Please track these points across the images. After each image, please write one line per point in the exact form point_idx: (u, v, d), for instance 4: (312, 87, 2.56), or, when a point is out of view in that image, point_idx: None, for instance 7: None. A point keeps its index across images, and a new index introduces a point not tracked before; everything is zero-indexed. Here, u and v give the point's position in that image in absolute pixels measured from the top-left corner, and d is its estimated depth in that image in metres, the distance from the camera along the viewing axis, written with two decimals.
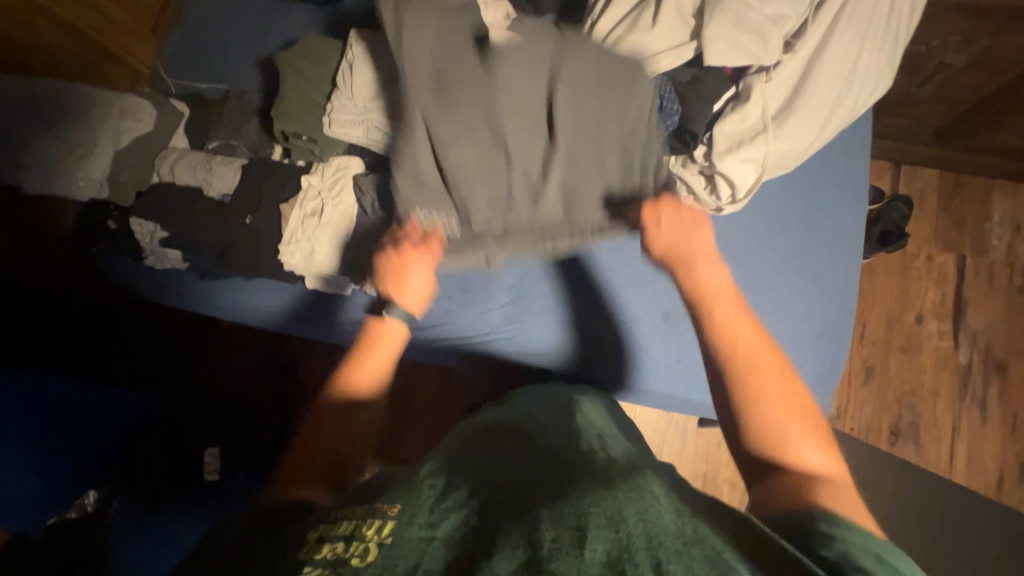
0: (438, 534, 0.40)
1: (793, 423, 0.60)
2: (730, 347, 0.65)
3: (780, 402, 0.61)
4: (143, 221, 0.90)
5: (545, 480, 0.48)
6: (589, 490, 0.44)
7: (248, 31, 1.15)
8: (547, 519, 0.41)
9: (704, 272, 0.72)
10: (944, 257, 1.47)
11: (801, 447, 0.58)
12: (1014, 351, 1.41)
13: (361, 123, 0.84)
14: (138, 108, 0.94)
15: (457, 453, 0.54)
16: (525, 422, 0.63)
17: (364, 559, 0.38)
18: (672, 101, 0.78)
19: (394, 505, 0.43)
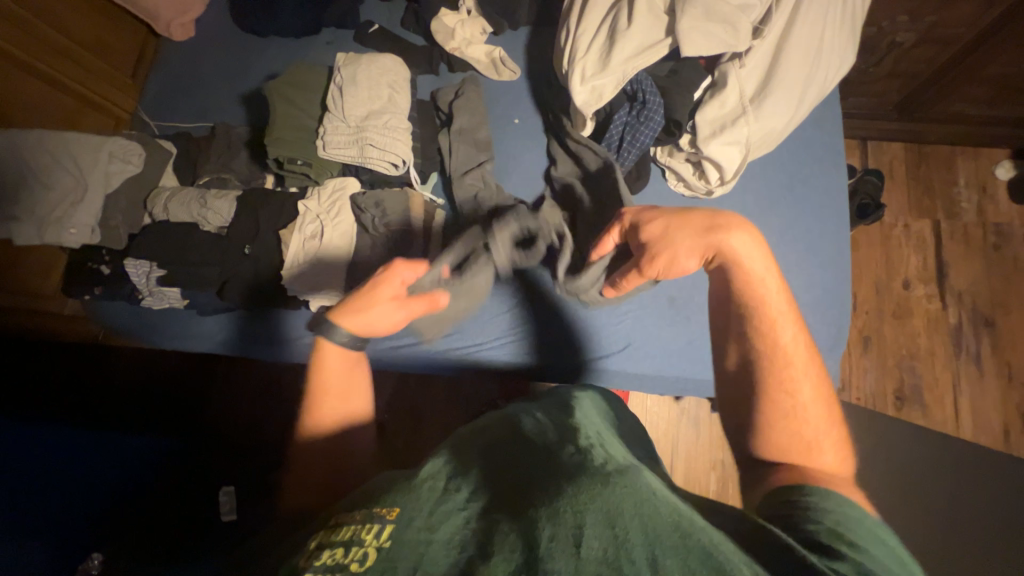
0: (437, 536, 0.40)
1: (819, 428, 0.55)
2: (775, 345, 0.57)
3: (820, 409, 0.55)
4: (138, 261, 0.93)
5: (541, 475, 0.45)
6: (583, 482, 0.41)
7: (229, 67, 1.18)
8: (540, 522, 0.39)
9: (750, 263, 0.59)
10: (921, 224, 1.51)
11: (819, 456, 0.53)
12: (1001, 305, 1.45)
13: (356, 142, 0.86)
14: (126, 151, 0.96)
15: (466, 451, 0.53)
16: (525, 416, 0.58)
17: (361, 565, 0.39)
18: (655, 95, 0.82)
19: (393, 508, 0.44)
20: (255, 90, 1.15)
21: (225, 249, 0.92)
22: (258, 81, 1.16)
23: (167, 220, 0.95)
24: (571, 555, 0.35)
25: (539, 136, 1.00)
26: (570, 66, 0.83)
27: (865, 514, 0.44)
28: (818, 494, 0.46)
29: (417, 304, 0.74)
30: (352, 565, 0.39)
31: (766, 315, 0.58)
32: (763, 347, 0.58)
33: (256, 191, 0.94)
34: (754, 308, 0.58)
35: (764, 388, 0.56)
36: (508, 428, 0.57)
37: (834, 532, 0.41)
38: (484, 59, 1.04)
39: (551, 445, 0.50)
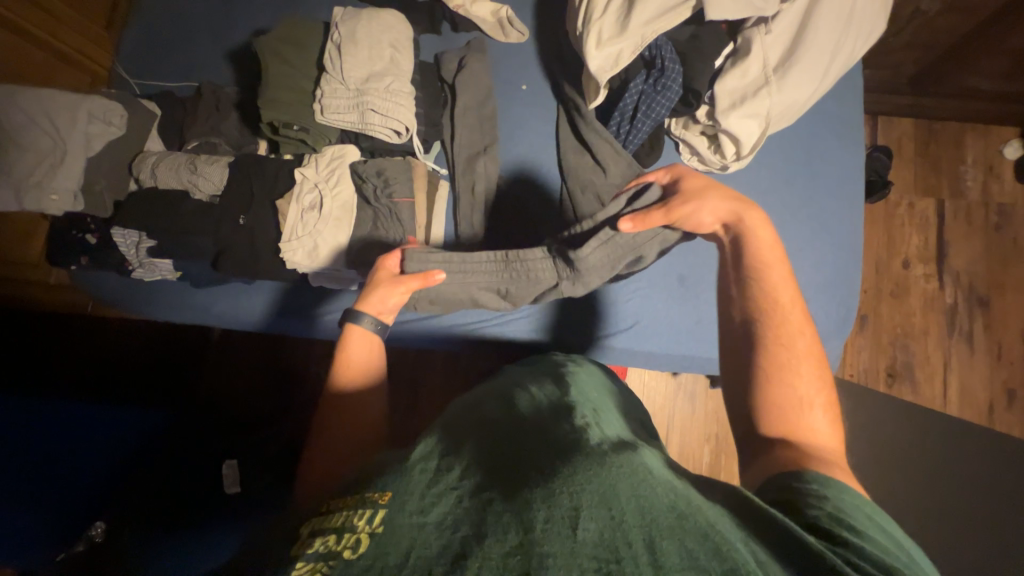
0: (430, 519, 0.37)
1: (818, 397, 0.52)
2: (763, 304, 0.56)
3: (814, 374, 0.53)
4: (126, 230, 0.89)
5: (533, 454, 0.43)
6: (579, 462, 0.39)
7: (213, 21, 1.09)
8: (534, 506, 0.36)
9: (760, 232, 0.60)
10: (925, 202, 1.50)
11: (810, 416, 0.51)
12: (996, 286, 1.46)
13: (356, 107, 0.81)
14: (107, 110, 0.90)
15: (454, 429, 0.49)
16: (518, 393, 0.55)
17: (355, 552, 0.36)
18: (675, 62, 0.78)
19: (387, 492, 0.40)
20: (242, 47, 1.07)
21: (218, 219, 0.88)
22: (245, 37, 1.08)
23: (155, 186, 0.90)
24: (567, 539, 0.33)
25: (548, 106, 0.95)
26: (585, 27, 0.78)
27: (862, 500, 0.41)
28: (814, 479, 0.43)
29: (413, 278, 0.71)
30: (346, 552, 0.36)
31: (765, 269, 0.58)
32: (763, 302, 0.57)
33: (249, 158, 0.89)
34: (756, 262, 0.59)
35: (765, 337, 0.55)
36: (499, 403, 0.54)
37: (846, 526, 0.38)
38: (490, 19, 0.96)
39: (545, 424, 0.47)
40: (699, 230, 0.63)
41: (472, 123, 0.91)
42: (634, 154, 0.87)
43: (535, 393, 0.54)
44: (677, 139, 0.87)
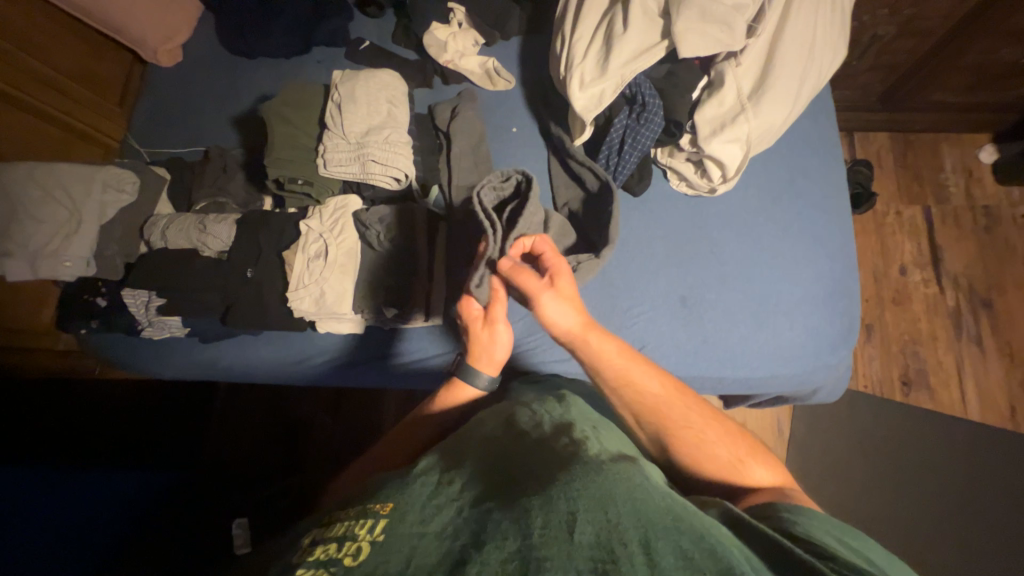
0: (429, 529, 0.41)
1: (739, 445, 0.64)
2: (642, 404, 0.65)
3: (723, 432, 0.65)
4: (134, 291, 0.91)
5: (535, 468, 0.47)
6: (577, 471, 0.43)
7: (219, 91, 1.17)
8: (534, 512, 0.40)
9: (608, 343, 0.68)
10: (912, 210, 1.54)
11: (746, 468, 0.62)
12: (996, 286, 1.47)
13: (358, 159, 0.85)
14: (120, 179, 0.95)
15: (459, 447, 0.54)
16: (518, 410, 0.59)
17: (356, 559, 0.39)
18: (654, 97, 0.83)
19: (386, 503, 0.44)
20: (247, 111, 1.14)
21: (226, 274, 0.90)
22: (249, 103, 1.15)
23: (165, 247, 0.93)
24: (564, 543, 0.37)
25: (537, 144, 1.00)
26: (568, 71, 0.84)
27: (832, 524, 0.48)
28: (790, 509, 0.50)
29: (495, 306, 0.73)
30: (346, 559, 0.39)
31: (630, 382, 0.66)
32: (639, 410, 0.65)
33: (256, 214, 0.92)
34: (613, 373, 0.67)
35: (672, 440, 0.64)
36: (500, 420, 0.58)
37: (814, 540, 0.44)
38: (478, 70, 1.04)
39: (544, 437, 0.52)
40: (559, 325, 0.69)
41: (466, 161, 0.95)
42: (625, 183, 0.91)
43: (535, 409, 0.59)
44: (664, 166, 0.90)
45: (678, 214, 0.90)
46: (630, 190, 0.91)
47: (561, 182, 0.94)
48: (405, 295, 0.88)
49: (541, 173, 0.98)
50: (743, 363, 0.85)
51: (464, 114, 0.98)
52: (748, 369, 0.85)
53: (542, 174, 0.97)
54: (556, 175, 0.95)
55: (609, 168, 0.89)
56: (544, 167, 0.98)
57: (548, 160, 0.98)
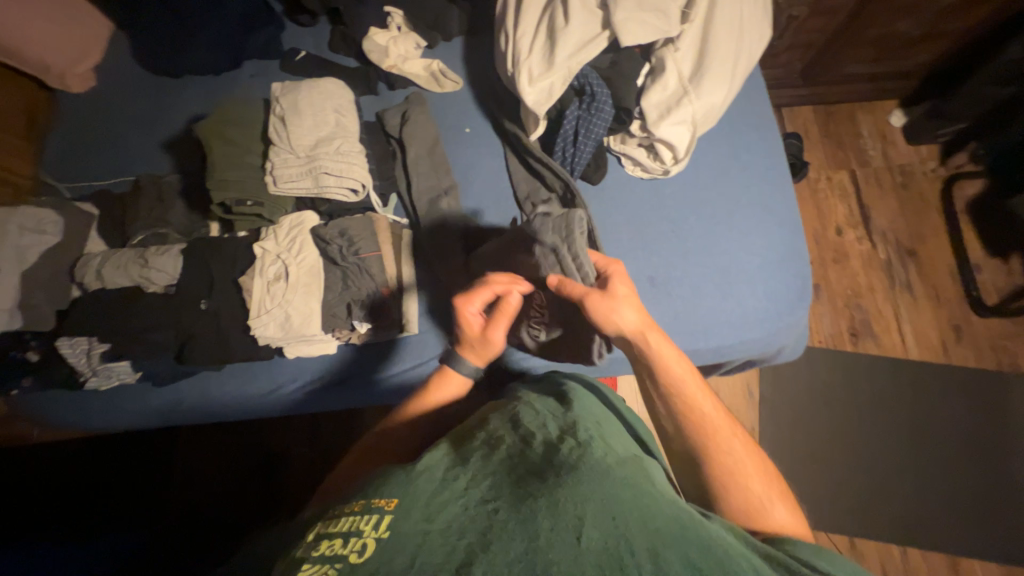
0: (433, 527, 0.41)
1: (766, 485, 0.63)
2: (689, 419, 0.66)
3: (754, 466, 0.64)
4: (71, 339, 0.83)
5: (542, 466, 0.48)
6: (587, 475, 0.46)
7: (144, 115, 1.08)
8: (543, 516, 0.41)
9: (670, 351, 0.69)
10: (839, 175, 1.68)
11: (772, 508, 0.60)
12: (918, 236, 1.62)
13: (309, 173, 0.81)
14: (40, 219, 0.87)
15: (463, 443, 0.54)
16: (520, 408, 0.60)
17: (362, 555, 0.39)
18: (601, 86, 0.85)
19: (390, 499, 0.44)
20: (179, 133, 1.06)
21: (178, 309, 0.84)
22: (181, 124, 1.07)
23: (102, 288, 0.85)
24: (572, 548, 0.39)
25: (492, 142, 1.00)
26: (515, 67, 0.84)
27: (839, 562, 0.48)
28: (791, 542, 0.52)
29: (504, 313, 0.73)
30: (352, 556, 0.39)
31: (684, 397, 0.67)
32: (681, 415, 0.67)
33: (203, 242, 0.87)
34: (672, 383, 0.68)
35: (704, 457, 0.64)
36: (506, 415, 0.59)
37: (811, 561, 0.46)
38: (423, 74, 1.04)
39: (550, 434, 0.53)
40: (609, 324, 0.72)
41: (423, 166, 0.94)
42: (583, 173, 0.93)
43: (539, 408, 0.59)
44: (618, 153, 0.93)
45: (637, 198, 0.93)
46: (588, 179, 0.94)
47: (521, 177, 0.95)
48: (377, 308, 0.84)
49: (499, 170, 0.98)
50: (713, 333, 0.89)
51: (414, 118, 0.97)
52: (719, 339, 0.89)
53: (500, 171, 0.98)
54: (515, 171, 0.96)
55: (564, 159, 0.91)
56: (502, 164, 0.98)
57: (505, 157, 0.98)
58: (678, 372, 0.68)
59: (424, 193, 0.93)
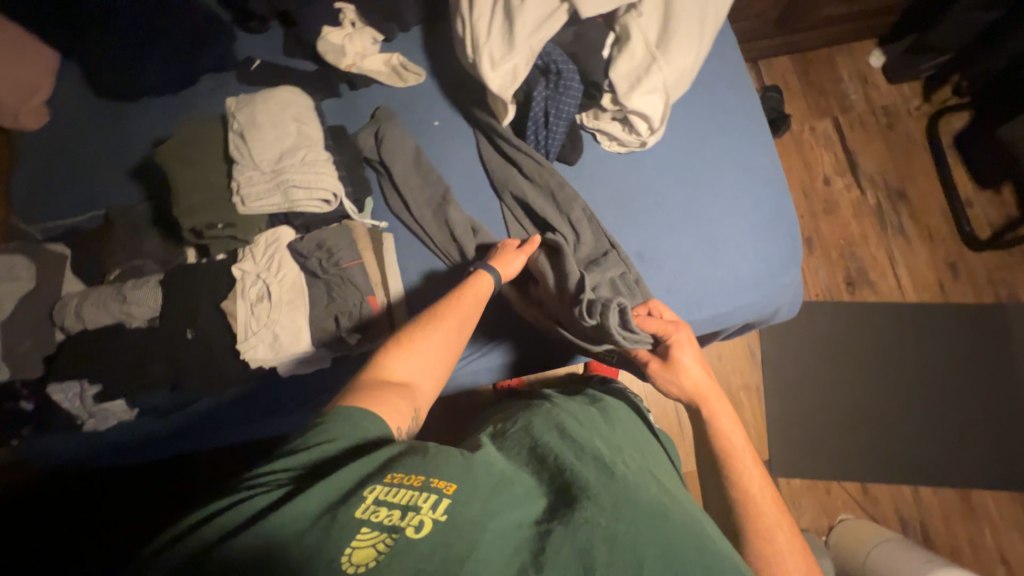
0: (490, 523, 0.52)
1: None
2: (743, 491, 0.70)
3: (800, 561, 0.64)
4: (64, 384, 0.82)
5: (592, 479, 0.60)
6: (631, 499, 0.57)
7: (106, 144, 1.05)
8: (590, 533, 0.52)
9: (724, 419, 0.76)
10: (823, 124, 1.65)
11: None
12: (908, 177, 1.60)
13: (278, 188, 0.79)
14: (13, 267, 0.85)
15: (512, 453, 0.67)
16: (562, 423, 0.72)
17: (419, 531, 0.49)
18: (566, 62, 0.82)
19: (449, 483, 0.54)
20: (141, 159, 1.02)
21: (165, 341, 0.83)
22: (142, 150, 1.04)
23: (84, 329, 0.84)
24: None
25: (463, 132, 0.98)
26: (475, 52, 0.81)
27: None
28: None
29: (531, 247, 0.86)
30: (410, 529, 0.49)
31: (739, 469, 0.72)
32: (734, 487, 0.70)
33: (181, 269, 0.85)
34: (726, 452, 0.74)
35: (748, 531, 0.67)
36: (552, 432, 0.70)
37: None
38: (384, 69, 1.01)
39: (592, 454, 0.66)
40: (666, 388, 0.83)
41: (399, 168, 0.93)
42: (559, 155, 0.91)
43: (579, 428, 0.73)
44: (593, 130, 0.91)
45: (617, 174, 0.91)
46: (565, 160, 0.91)
47: (497, 165, 0.93)
48: (365, 317, 0.83)
49: (475, 162, 0.96)
50: (708, 302, 0.87)
51: (383, 124, 0.95)
52: (714, 307, 0.88)
53: (476, 163, 0.96)
54: (489, 160, 0.93)
55: (535, 142, 0.90)
56: (475, 155, 0.96)
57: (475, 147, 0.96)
58: (730, 441, 0.74)
59: (405, 195, 0.92)
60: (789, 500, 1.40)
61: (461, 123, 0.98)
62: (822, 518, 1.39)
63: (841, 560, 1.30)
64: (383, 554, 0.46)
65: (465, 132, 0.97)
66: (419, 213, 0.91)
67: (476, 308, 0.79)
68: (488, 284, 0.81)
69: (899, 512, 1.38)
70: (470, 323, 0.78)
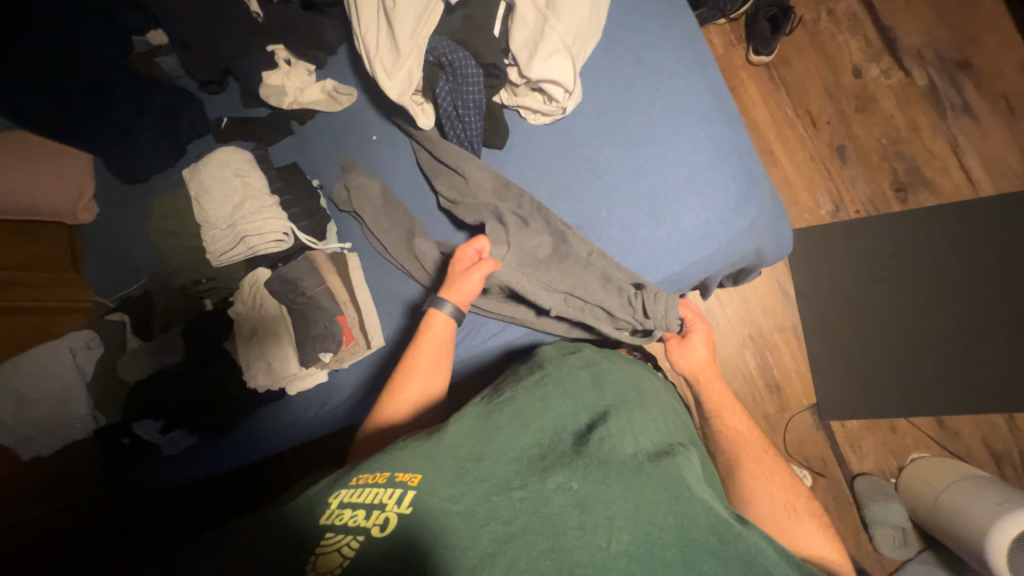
0: (456, 508, 0.51)
1: (800, 507, 0.74)
2: (733, 437, 0.83)
3: (789, 490, 0.75)
4: (141, 422, 1.01)
5: (567, 458, 0.57)
6: (605, 473, 0.55)
7: (114, 215, 1.19)
8: (561, 500, 0.52)
9: (715, 384, 0.91)
10: (845, 2, 1.37)
11: (807, 537, 0.71)
12: (967, 43, 1.30)
13: (238, 240, 0.93)
14: (84, 338, 1.04)
15: (488, 419, 0.63)
16: (548, 392, 0.69)
17: (383, 529, 0.50)
18: (456, 51, 0.79)
19: (414, 475, 0.54)
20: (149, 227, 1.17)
21: (194, 380, 0.99)
22: (147, 220, 1.18)
23: (138, 381, 1.01)
24: (600, 551, 0.49)
25: (399, 144, 1.01)
26: (370, 65, 0.81)
27: None
28: None
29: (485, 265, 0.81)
30: (377, 528, 0.50)
31: (726, 422, 0.86)
32: (724, 430, 0.85)
33: (195, 320, 1.00)
34: (716, 410, 0.88)
35: (742, 470, 0.78)
36: (533, 403, 0.67)
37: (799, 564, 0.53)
38: (321, 97, 1.05)
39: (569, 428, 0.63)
40: (678, 357, 0.94)
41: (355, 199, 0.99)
42: (484, 144, 0.88)
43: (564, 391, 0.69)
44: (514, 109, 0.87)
45: (545, 148, 0.87)
46: (493, 145, 0.89)
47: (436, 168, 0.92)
48: (337, 334, 0.93)
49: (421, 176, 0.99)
50: (665, 266, 0.82)
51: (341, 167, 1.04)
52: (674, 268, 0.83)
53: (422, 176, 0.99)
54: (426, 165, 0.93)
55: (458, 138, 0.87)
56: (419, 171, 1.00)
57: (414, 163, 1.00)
58: (721, 400, 0.89)
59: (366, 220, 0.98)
60: (846, 444, 1.26)
61: (396, 137, 1.02)
62: (888, 459, 1.25)
63: (912, 505, 1.18)
64: (349, 558, 0.48)
65: (404, 149, 1.01)
66: (383, 233, 0.97)
67: (443, 335, 0.81)
68: (441, 320, 0.81)
69: (989, 445, 1.20)
70: (443, 348, 0.81)
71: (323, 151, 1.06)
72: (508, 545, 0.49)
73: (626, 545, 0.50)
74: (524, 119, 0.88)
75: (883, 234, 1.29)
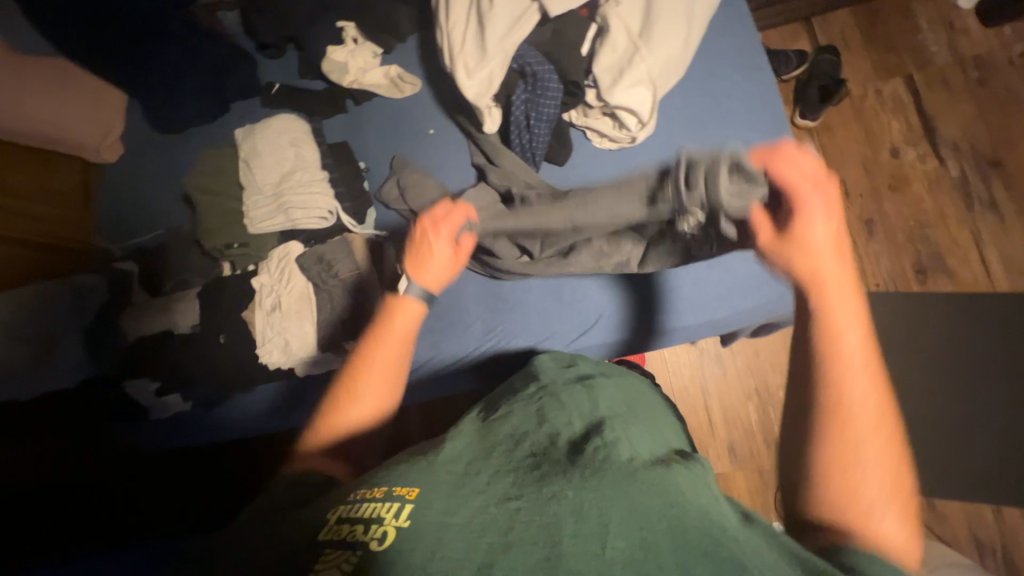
0: (453, 520, 0.44)
1: (883, 487, 0.46)
2: (839, 376, 0.50)
3: (883, 467, 0.46)
4: (135, 382, 0.94)
5: (562, 466, 0.49)
6: (603, 477, 0.46)
7: (140, 161, 1.14)
8: (556, 508, 0.43)
9: (843, 310, 0.52)
10: (892, 85, 1.42)
11: (878, 523, 0.44)
12: (1002, 144, 1.35)
13: (281, 210, 0.93)
14: (88, 285, 0.98)
15: (487, 433, 0.56)
16: (546, 401, 0.61)
17: (382, 543, 0.43)
18: (542, 63, 0.79)
19: (412, 488, 0.47)
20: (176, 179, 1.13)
21: (200, 347, 0.94)
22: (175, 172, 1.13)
23: (140, 338, 0.96)
24: (595, 558, 0.40)
25: (456, 141, 1.00)
26: (450, 61, 0.81)
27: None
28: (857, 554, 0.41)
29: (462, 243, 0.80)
30: (375, 543, 0.44)
31: (837, 351, 0.51)
32: (816, 354, 0.51)
33: (213, 283, 0.97)
34: (830, 333, 0.51)
35: (827, 420, 0.49)
36: (530, 415, 0.59)
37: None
38: (383, 82, 1.04)
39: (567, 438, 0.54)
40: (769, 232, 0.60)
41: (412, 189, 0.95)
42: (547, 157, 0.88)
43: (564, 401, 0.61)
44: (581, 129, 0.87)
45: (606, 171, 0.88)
46: (554, 161, 0.89)
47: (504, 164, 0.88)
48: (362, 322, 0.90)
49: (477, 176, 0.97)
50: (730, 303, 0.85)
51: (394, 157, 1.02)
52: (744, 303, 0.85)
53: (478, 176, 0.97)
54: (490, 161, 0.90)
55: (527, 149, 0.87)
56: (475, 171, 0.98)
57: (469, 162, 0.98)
58: (842, 319, 0.52)
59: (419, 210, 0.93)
60: None
61: (454, 136, 1.01)
62: None
63: None
64: None
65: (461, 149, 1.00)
66: None
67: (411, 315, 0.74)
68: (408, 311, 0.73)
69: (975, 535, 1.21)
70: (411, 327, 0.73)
71: (375, 134, 1.04)
72: (505, 556, 0.40)
73: (623, 552, 0.40)
74: (591, 141, 0.89)
75: (900, 311, 1.32)
